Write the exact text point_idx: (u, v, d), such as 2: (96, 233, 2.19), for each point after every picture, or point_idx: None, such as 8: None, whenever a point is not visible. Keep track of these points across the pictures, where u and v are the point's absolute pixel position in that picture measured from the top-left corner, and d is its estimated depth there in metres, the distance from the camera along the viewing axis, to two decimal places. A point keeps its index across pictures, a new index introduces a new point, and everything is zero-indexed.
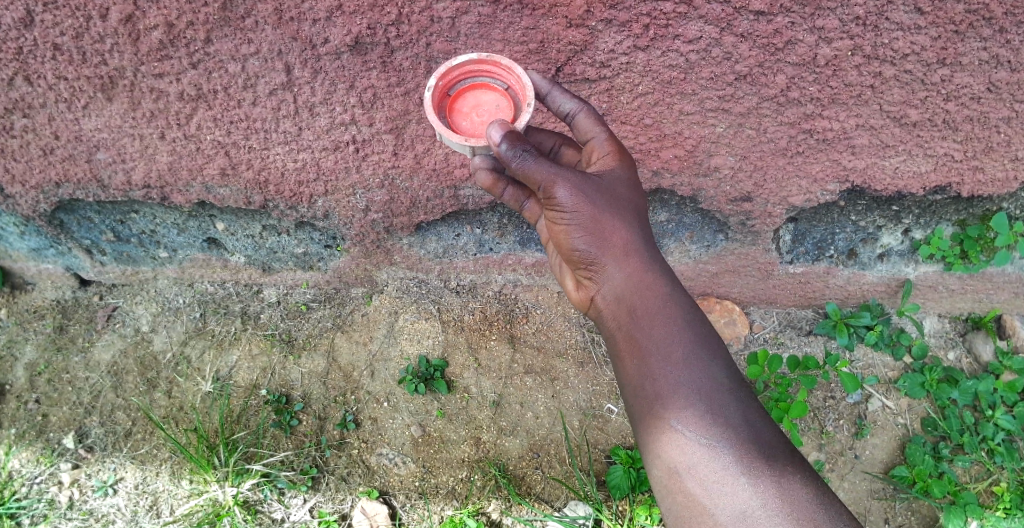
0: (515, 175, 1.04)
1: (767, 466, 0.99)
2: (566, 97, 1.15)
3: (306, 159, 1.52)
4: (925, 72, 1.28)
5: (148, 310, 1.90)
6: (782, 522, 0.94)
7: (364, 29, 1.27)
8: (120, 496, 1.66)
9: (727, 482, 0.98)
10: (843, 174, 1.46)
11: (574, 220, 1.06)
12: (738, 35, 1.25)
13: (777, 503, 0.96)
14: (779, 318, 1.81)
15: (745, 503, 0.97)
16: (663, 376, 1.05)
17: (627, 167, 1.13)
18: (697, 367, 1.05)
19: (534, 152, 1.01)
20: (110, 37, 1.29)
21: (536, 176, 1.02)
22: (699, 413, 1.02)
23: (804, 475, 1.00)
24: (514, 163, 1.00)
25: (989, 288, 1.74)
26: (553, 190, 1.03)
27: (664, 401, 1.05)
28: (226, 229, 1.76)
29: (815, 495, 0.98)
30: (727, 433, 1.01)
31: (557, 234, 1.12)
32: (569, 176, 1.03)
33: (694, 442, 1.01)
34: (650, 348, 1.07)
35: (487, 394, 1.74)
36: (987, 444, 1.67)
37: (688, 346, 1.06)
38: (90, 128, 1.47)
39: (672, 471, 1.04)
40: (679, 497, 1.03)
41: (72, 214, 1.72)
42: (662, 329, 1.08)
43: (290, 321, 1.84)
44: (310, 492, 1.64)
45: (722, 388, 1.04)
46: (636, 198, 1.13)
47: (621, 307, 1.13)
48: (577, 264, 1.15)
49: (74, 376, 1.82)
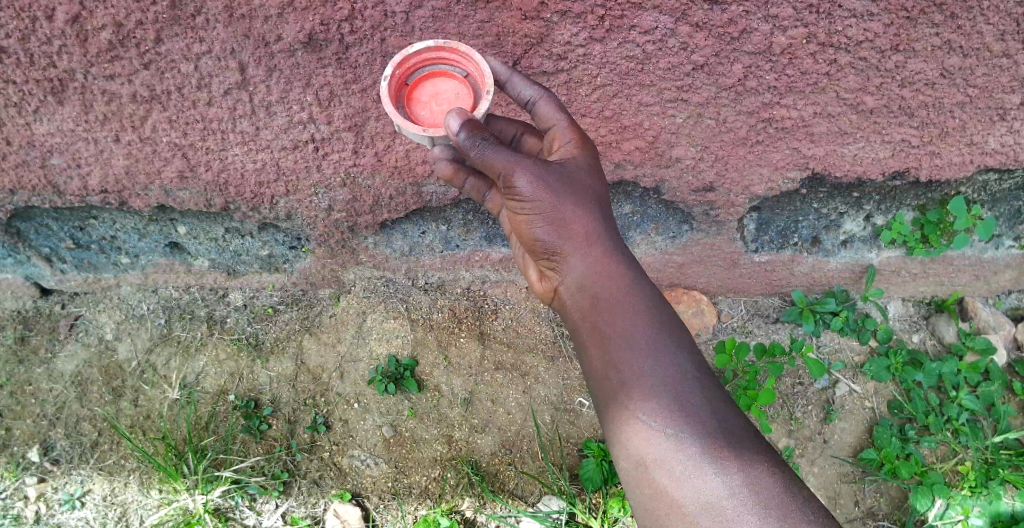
0: (475, 164, 1.04)
1: (733, 456, 0.98)
2: (527, 85, 1.14)
3: (265, 159, 1.49)
4: (880, 59, 1.29)
5: (111, 318, 1.85)
6: (750, 510, 0.93)
7: (317, 25, 1.25)
8: (88, 509, 1.63)
9: (695, 473, 0.97)
10: (803, 161, 1.47)
11: (534, 208, 1.06)
12: (693, 25, 1.25)
13: (745, 491, 0.95)
14: (747, 307, 1.81)
15: (713, 493, 0.95)
16: (627, 366, 1.05)
17: (589, 156, 1.12)
18: (661, 356, 1.05)
19: (494, 141, 1.01)
20: (58, 38, 1.26)
21: (495, 165, 1.02)
22: (664, 403, 1.02)
23: (771, 463, 0.98)
24: (474, 152, 1.00)
25: (950, 271, 1.78)
26: (513, 178, 1.03)
27: (629, 391, 1.05)
28: (188, 233, 1.73)
29: (781, 482, 0.96)
30: (692, 423, 1.01)
31: (519, 224, 1.12)
32: (530, 165, 1.03)
33: (660, 433, 1.01)
34: (614, 337, 1.07)
35: (459, 391, 1.73)
36: (952, 424, 1.70)
37: (651, 334, 1.06)
38: (42, 132, 1.43)
39: (640, 463, 1.03)
40: (648, 489, 1.02)
41: (29, 222, 1.68)
42: (625, 319, 1.08)
43: (257, 324, 1.82)
44: (282, 497, 1.63)
45: (686, 376, 1.04)
46: (598, 187, 1.12)
47: (584, 297, 1.13)
48: (540, 255, 1.16)
49: (38, 388, 1.76)
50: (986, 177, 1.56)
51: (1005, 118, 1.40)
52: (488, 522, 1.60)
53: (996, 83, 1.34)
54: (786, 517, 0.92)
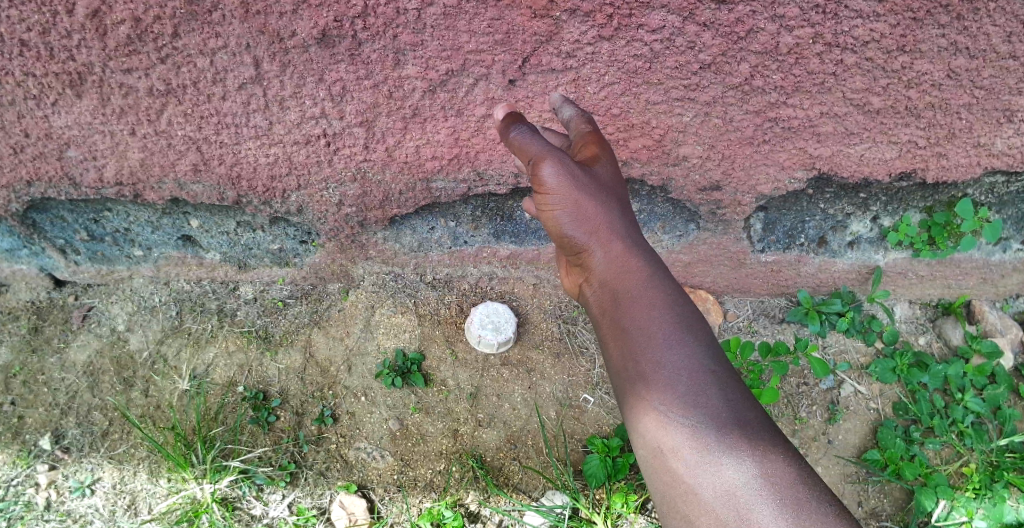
0: (511, 150, 1.13)
1: (749, 445, 0.93)
2: (568, 106, 1.24)
3: (277, 153, 1.52)
4: (886, 59, 1.30)
5: (123, 309, 1.88)
6: (769, 501, 0.89)
7: (330, 22, 1.27)
8: (97, 497, 1.65)
9: (710, 462, 0.93)
10: (810, 161, 1.49)
11: (560, 201, 1.07)
12: (700, 24, 1.26)
13: (762, 482, 0.90)
14: (752, 307, 1.83)
15: (728, 482, 0.91)
16: (645, 356, 1.00)
17: (611, 160, 1.15)
18: (678, 348, 0.99)
19: (531, 131, 1.11)
20: (78, 32, 1.28)
21: (528, 150, 1.09)
22: (680, 394, 0.97)
23: (786, 455, 0.93)
24: (514, 134, 1.11)
25: (957, 274, 1.78)
26: (541, 164, 1.05)
27: (648, 383, 0.99)
28: (200, 227, 1.76)
29: (800, 475, 0.91)
30: (707, 414, 0.95)
31: (545, 220, 1.12)
32: (558, 156, 1.06)
33: (676, 422, 0.96)
34: (634, 328, 1.03)
35: (464, 386, 1.74)
36: (957, 427, 1.70)
37: (670, 326, 1.01)
38: (60, 125, 1.46)
39: (657, 451, 0.98)
40: (665, 476, 0.98)
41: (44, 214, 1.71)
42: (645, 312, 1.03)
43: (266, 317, 1.84)
44: (289, 488, 1.65)
45: (702, 370, 0.98)
46: (619, 190, 1.14)
47: (607, 292, 1.10)
48: (567, 251, 1.15)
49: (50, 377, 1.79)
50: (992, 180, 1.56)
51: (1012, 120, 1.41)
52: (493, 515, 1.61)
53: (1004, 84, 1.34)
54: (801, 512, 0.87)
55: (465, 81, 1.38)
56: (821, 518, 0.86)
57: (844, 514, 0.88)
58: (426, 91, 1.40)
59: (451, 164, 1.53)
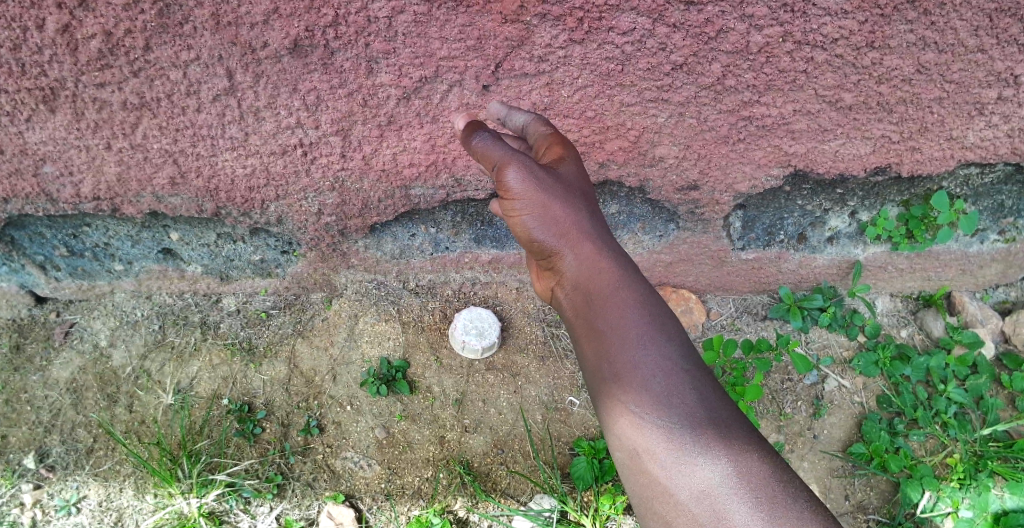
0: (475, 157, 1.14)
1: (725, 444, 0.93)
2: (518, 114, 1.26)
3: (254, 164, 1.51)
4: (856, 56, 1.31)
5: (105, 325, 1.86)
6: (745, 500, 0.89)
7: (302, 31, 1.27)
8: (84, 515, 1.64)
9: (686, 462, 0.93)
10: (785, 158, 1.50)
11: (526, 205, 1.08)
12: (671, 26, 1.27)
13: (739, 481, 0.90)
14: (736, 304, 1.84)
15: (704, 481, 0.91)
16: (620, 357, 1.00)
17: (575, 160, 1.15)
18: (652, 347, 1.00)
19: (493, 138, 1.12)
20: (49, 47, 1.27)
21: (492, 156, 1.10)
22: (655, 394, 0.97)
23: (762, 452, 0.93)
24: (477, 142, 1.12)
25: (937, 266, 1.79)
26: (505, 169, 1.06)
27: (622, 383, 0.99)
28: (181, 239, 1.75)
29: (775, 472, 0.92)
30: (681, 413, 0.96)
31: (514, 225, 1.12)
32: (523, 160, 1.07)
33: (651, 423, 0.96)
34: (607, 329, 1.03)
35: (450, 392, 1.74)
36: (941, 417, 1.71)
37: (643, 326, 1.02)
38: (35, 141, 1.45)
39: (633, 453, 0.98)
40: (642, 477, 0.98)
41: (23, 230, 1.70)
42: (617, 312, 1.03)
43: (249, 329, 1.83)
44: (276, 500, 1.64)
45: (677, 369, 0.99)
46: (585, 190, 1.14)
47: (579, 294, 1.10)
48: (538, 255, 1.16)
49: (33, 395, 1.76)
50: (967, 171, 1.58)
51: (983, 113, 1.42)
52: (481, 521, 1.61)
53: (973, 78, 1.36)
54: (777, 509, 0.87)
55: (440, 87, 1.38)
56: (798, 515, 0.87)
57: (821, 509, 0.88)
58: (400, 98, 1.40)
59: (429, 171, 1.54)
